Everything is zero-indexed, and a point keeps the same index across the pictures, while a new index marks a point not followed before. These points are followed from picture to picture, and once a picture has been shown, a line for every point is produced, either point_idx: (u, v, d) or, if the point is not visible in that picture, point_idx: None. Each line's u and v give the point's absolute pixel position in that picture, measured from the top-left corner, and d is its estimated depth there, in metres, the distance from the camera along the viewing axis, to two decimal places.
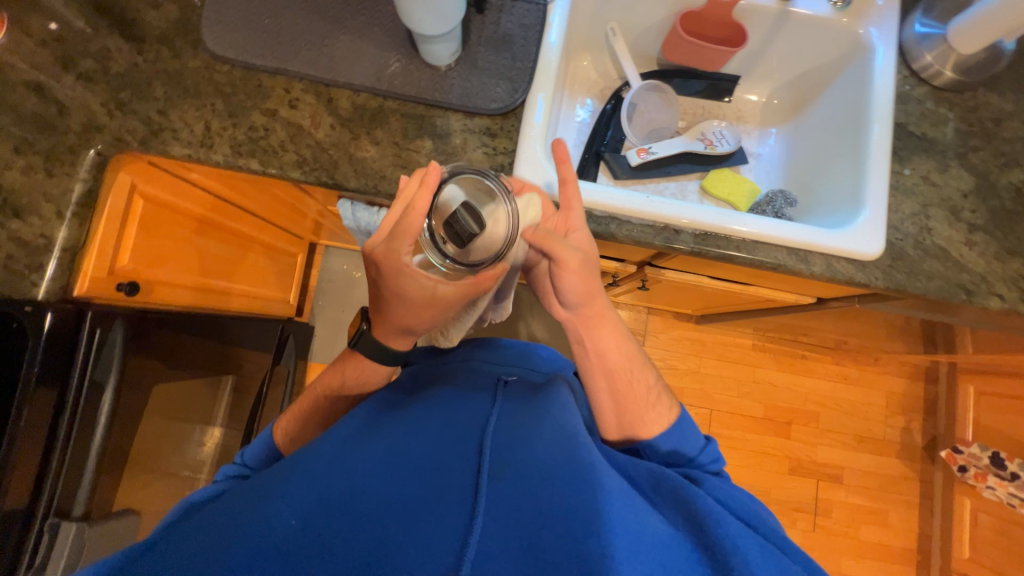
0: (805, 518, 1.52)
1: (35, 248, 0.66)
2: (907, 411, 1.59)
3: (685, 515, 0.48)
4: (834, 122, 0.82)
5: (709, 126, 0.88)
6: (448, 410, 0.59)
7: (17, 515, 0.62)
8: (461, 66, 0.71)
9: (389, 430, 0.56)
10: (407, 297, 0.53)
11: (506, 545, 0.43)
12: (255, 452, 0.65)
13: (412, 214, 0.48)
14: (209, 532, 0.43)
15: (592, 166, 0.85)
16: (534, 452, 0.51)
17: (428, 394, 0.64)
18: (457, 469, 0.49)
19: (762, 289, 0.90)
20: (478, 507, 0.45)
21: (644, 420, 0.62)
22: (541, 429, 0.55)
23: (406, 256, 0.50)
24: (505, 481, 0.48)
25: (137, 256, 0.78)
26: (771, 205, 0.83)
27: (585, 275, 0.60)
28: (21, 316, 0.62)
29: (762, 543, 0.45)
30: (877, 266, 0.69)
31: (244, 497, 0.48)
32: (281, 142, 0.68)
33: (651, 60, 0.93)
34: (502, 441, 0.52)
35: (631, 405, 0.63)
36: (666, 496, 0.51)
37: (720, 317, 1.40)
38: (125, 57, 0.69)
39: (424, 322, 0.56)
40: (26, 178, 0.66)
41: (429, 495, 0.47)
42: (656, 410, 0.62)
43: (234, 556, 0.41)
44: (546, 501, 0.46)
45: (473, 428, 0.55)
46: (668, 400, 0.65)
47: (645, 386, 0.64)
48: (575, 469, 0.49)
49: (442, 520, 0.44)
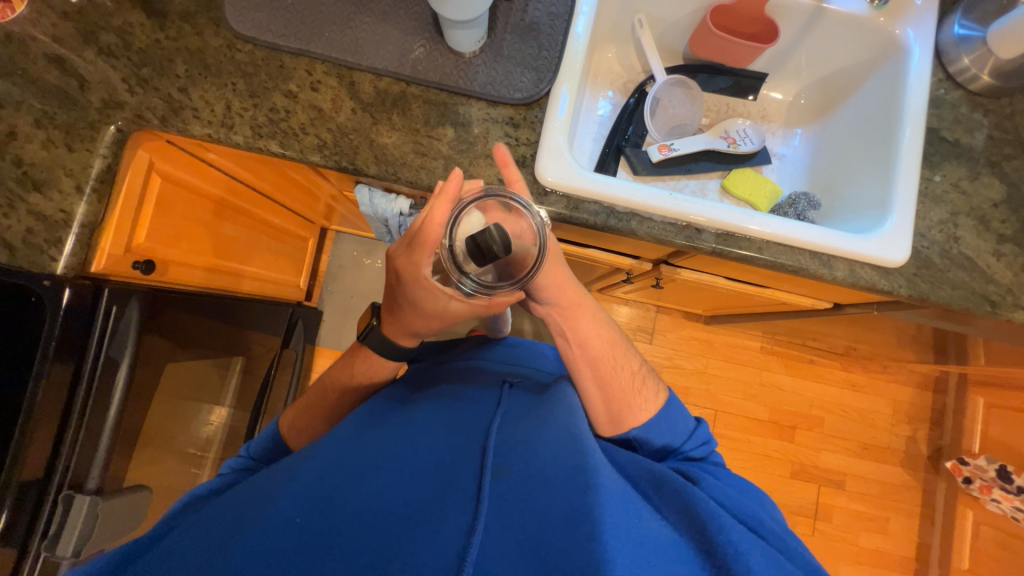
0: (805, 522, 1.52)
1: (54, 223, 0.65)
2: (914, 421, 1.58)
3: (687, 517, 0.48)
4: (864, 124, 0.80)
5: (733, 124, 0.86)
6: (452, 411, 0.59)
7: (31, 486, 0.63)
8: (486, 53, 0.69)
9: (392, 429, 0.56)
10: (418, 305, 0.53)
11: (509, 549, 0.42)
12: (261, 446, 0.64)
13: (431, 225, 0.47)
14: (213, 525, 0.43)
15: (612, 161, 0.84)
16: (537, 454, 0.51)
17: (432, 393, 0.64)
18: (462, 467, 0.49)
19: (777, 292, 0.89)
20: (481, 507, 0.44)
21: (633, 407, 0.61)
22: (543, 431, 0.54)
23: (425, 270, 0.49)
24: (508, 485, 0.47)
25: (153, 234, 0.78)
26: (794, 206, 0.81)
27: (553, 266, 0.61)
28: (40, 289, 0.62)
29: (768, 551, 0.44)
30: (902, 274, 0.68)
31: (249, 494, 0.48)
32: (301, 124, 0.67)
33: (676, 54, 0.91)
34: (506, 442, 0.52)
35: (620, 393, 0.62)
36: (667, 497, 0.51)
37: (731, 318, 1.39)
38: (147, 32, 0.68)
39: (428, 328, 0.57)
40: (48, 152, 0.65)
41: (434, 494, 0.46)
42: (644, 394, 0.62)
43: (240, 552, 0.40)
44: (551, 505, 0.46)
45: (477, 428, 0.55)
46: (655, 385, 0.65)
47: (630, 370, 0.64)
48: (578, 471, 0.49)
49: (445, 518, 0.43)
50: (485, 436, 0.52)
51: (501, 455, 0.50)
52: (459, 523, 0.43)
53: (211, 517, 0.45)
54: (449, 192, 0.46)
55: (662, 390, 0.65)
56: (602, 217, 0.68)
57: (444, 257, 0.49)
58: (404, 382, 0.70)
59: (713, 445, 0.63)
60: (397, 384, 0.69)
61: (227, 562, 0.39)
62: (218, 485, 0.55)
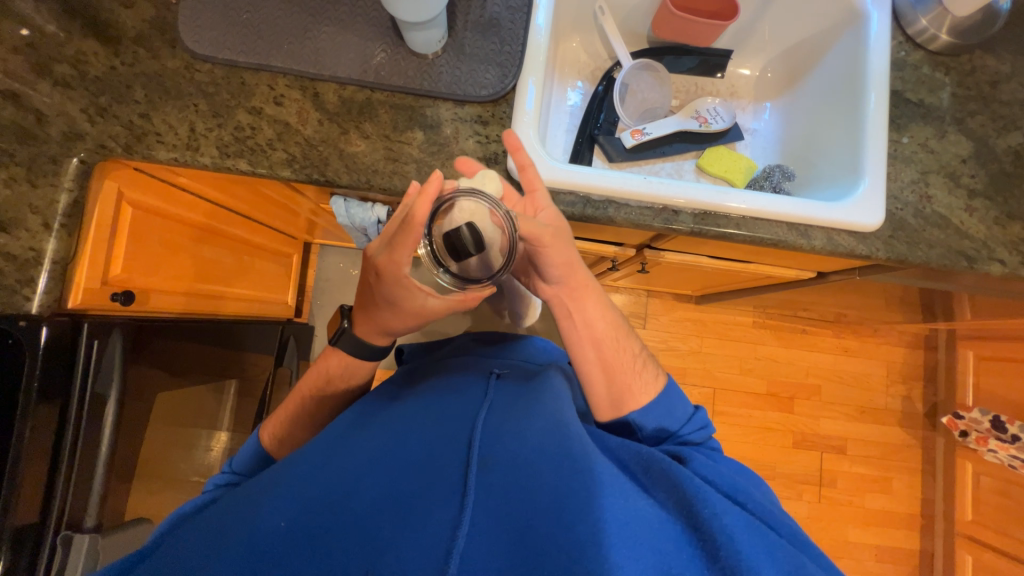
0: (811, 489, 1.54)
1: (25, 262, 0.64)
2: (908, 380, 1.60)
3: (675, 495, 0.48)
4: (830, 93, 0.81)
5: (703, 104, 0.87)
6: (440, 405, 0.58)
7: (27, 529, 0.62)
8: (448, 53, 0.69)
9: (379, 429, 0.55)
10: (395, 302, 0.54)
11: (495, 541, 0.42)
12: (242, 459, 0.64)
13: (413, 222, 0.45)
14: (203, 537, 0.44)
15: (587, 150, 0.84)
16: (524, 443, 0.51)
17: (420, 390, 0.63)
18: (449, 460, 0.49)
19: (760, 266, 0.90)
20: (466, 500, 0.44)
21: (633, 389, 0.62)
22: (530, 419, 0.54)
23: (405, 268, 0.50)
24: (494, 475, 0.47)
25: (130, 264, 0.77)
26: (769, 179, 0.82)
27: (560, 247, 0.59)
28: (17, 332, 0.61)
29: (749, 519, 0.46)
30: (878, 237, 0.69)
31: (238, 501, 0.48)
32: (268, 140, 0.66)
33: (641, 38, 0.91)
34: (492, 434, 0.52)
35: (620, 374, 0.62)
36: (655, 477, 0.51)
37: (720, 296, 1.40)
38: (102, 60, 0.67)
39: (403, 325, 0.59)
40: (11, 191, 0.64)
41: (420, 489, 0.46)
42: (642, 377, 0.63)
43: (225, 560, 0.41)
44: (537, 491, 0.46)
45: (463, 422, 0.54)
46: (655, 369, 0.65)
47: (632, 354, 0.64)
48: (564, 456, 0.48)
49: (431, 514, 0.44)
50: (471, 429, 0.52)
51: (487, 448, 0.50)
52: (446, 517, 0.43)
53: (201, 529, 0.45)
54: (431, 194, 0.44)
55: (660, 376, 0.65)
56: (579, 208, 0.68)
57: (424, 255, 0.50)
58: (392, 384, 0.69)
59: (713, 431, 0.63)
60: (387, 385, 0.68)
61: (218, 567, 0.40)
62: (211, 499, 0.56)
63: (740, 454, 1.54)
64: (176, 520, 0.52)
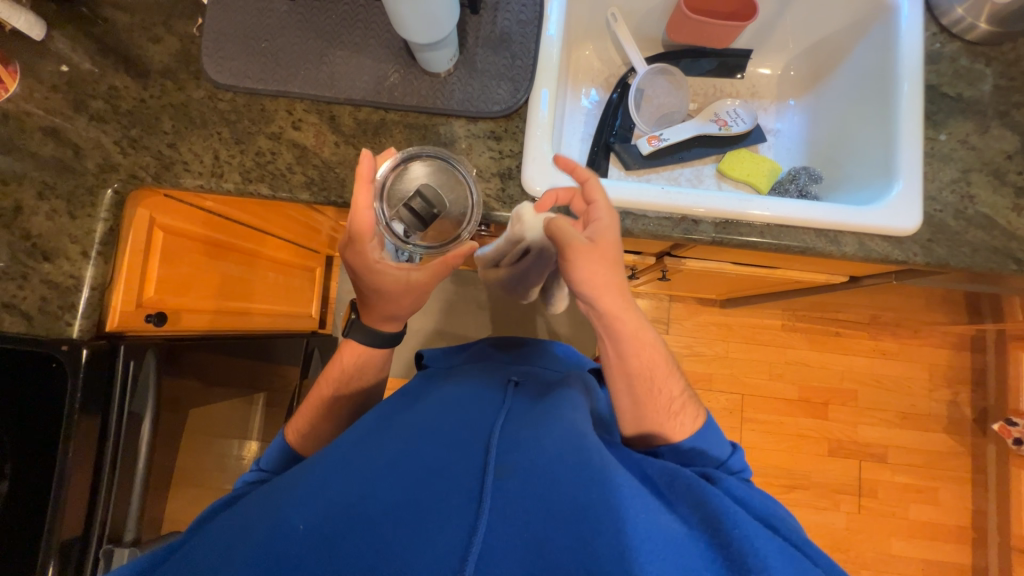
0: (849, 499, 1.46)
1: (66, 289, 0.67)
2: (954, 384, 1.51)
3: (700, 511, 0.47)
4: (859, 91, 0.77)
5: (722, 106, 0.84)
6: (457, 411, 0.57)
7: (73, 544, 0.65)
8: (460, 70, 0.69)
9: (397, 431, 0.54)
10: (385, 290, 0.61)
11: (510, 547, 0.41)
12: (270, 457, 0.63)
13: (357, 207, 0.56)
14: (221, 540, 0.43)
15: (602, 159, 0.82)
16: (540, 451, 0.49)
17: (437, 395, 0.63)
18: (466, 467, 0.48)
19: (788, 271, 0.87)
20: (482, 506, 0.43)
21: (668, 422, 0.59)
22: (549, 427, 0.52)
23: (372, 253, 0.59)
24: (511, 483, 0.45)
25: (162, 285, 0.80)
26: (795, 182, 0.79)
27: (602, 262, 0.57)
28: (59, 355, 0.64)
29: (783, 546, 0.44)
30: (916, 241, 0.65)
31: (260, 503, 0.47)
32: (288, 164, 0.68)
33: (656, 42, 0.88)
34: (509, 443, 0.50)
35: (652, 411, 0.59)
36: (679, 492, 0.49)
37: (747, 301, 1.36)
38: (133, 93, 0.70)
39: (405, 309, 0.65)
40: (52, 223, 0.68)
41: (433, 492, 0.45)
42: (678, 420, 0.59)
43: (245, 557, 0.40)
44: (555, 502, 0.44)
45: (482, 428, 0.53)
46: (693, 409, 0.61)
47: (673, 389, 0.60)
48: (580, 469, 0.47)
49: (446, 520, 0.42)
50: (489, 435, 0.51)
51: (503, 455, 0.48)
52: (462, 524, 0.42)
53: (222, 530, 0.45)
54: (363, 174, 0.55)
55: (699, 412, 0.61)
56: None
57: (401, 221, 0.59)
58: (410, 389, 0.68)
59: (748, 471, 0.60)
60: (402, 391, 0.68)
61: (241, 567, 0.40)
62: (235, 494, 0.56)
63: (772, 463, 1.49)
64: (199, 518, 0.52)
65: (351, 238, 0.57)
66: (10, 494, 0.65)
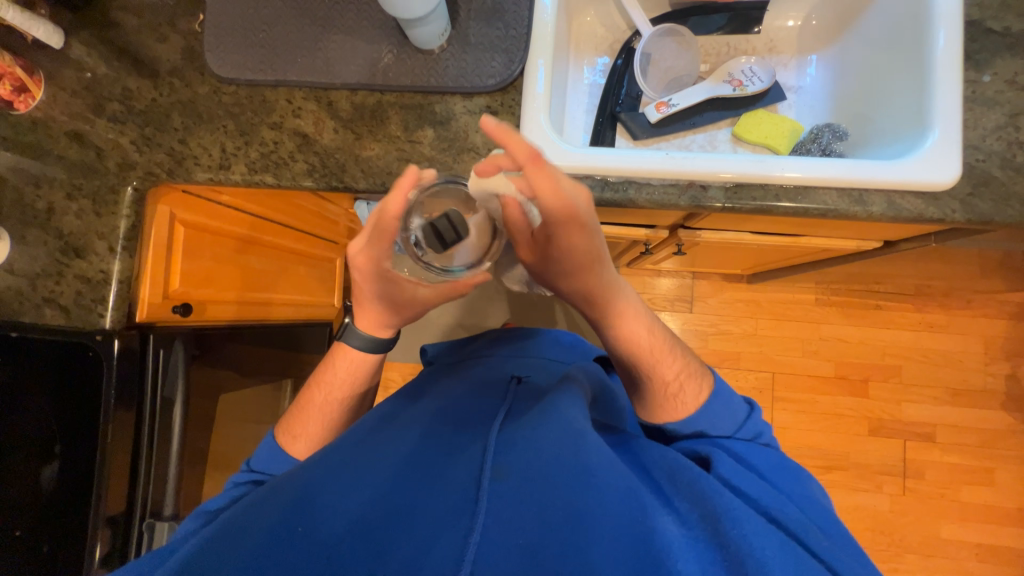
0: (892, 481, 1.38)
1: (97, 283, 0.72)
2: (1012, 357, 1.40)
3: (699, 508, 0.45)
4: (889, 34, 0.70)
5: (737, 65, 0.79)
6: (456, 414, 0.57)
7: (119, 518, 0.70)
8: (453, 45, 0.68)
9: (397, 434, 0.54)
10: (388, 295, 0.58)
11: (506, 551, 0.39)
12: (264, 458, 0.66)
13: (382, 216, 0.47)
14: (221, 536, 0.43)
15: (608, 129, 0.79)
16: (538, 452, 0.47)
17: (436, 398, 0.63)
18: (461, 471, 0.47)
19: (813, 239, 0.82)
20: (478, 509, 0.42)
21: (669, 403, 0.58)
22: (546, 424, 0.50)
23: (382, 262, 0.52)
24: (507, 483, 0.44)
25: (187, 278, 0.85)
26: (817, 141, 0.73)
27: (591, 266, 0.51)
28: (96, 345, 0.70)
29: (784, 543, 0.42)
30: (954, 197, 0.59)
31: (261, 497, 0.48)
32: (290, 153, 0.69)
33: (662, 3, 0.82)
34: (506, 442, 0.49)
35: (652, 396, 0.59)
36: (680, 487, 0.48)
37: (776, 274, 1.29)
38: (145, 93, 0.73)
39: (405, 316, 0.63)
40: (82, 221, 0.72)
41: (428, 495, 0.44)
42: (679, 399, 0.58)
43: (241, 555, 0.40)
44: (552, 506, 0.42)
45: (479, 429, 0.53)
46: (698, 384, 0.59)
47: (670, 370, 0.58)
48: (576, 469, 0.45)
49: (441, 522, 0.41)
50: (486, 437, 0.50)
51: (500, 455, 0.47)
52: (457, 529, 0.41)
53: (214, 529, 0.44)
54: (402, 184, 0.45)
55: (706, 384, 0.59)
56: (597, 192, 0.65)
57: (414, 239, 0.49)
58: (410, 389, 0.68)
59: (767, 433, 0.58)
60: (403, 392, 0.68)
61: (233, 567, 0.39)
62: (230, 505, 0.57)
63: (807, 443, 1.42)
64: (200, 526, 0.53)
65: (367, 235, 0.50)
66: (62, 472, 0.71)
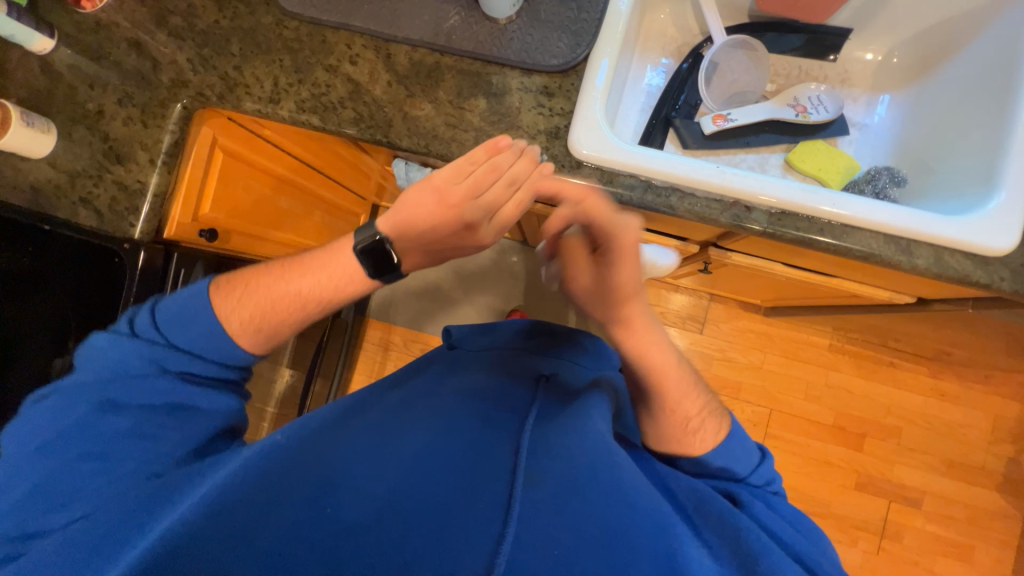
0: (869, 538, 1.37)
1: (133, 192, 0.73)
2: (1018, 440, 1.36)
3: (731, 544, 0.46)
4: (972, 86, 0.67)
5: (804, 91, 0.77)
6: (486, 407, 0.57)
7: None
8: (522, 18, 0.67)
9: (424, 422, 0.54)
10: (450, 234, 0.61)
11: (540, 555, 0.40)
12: (192, 336, 0.56)
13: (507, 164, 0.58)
14: (251, 497, 0.44)
15: (659, 132, 0.78)
16: (572, 462, 0.49)
17: (466, 383, 0.63)
18: (493, 468, 0.47)
19: (845, 282, 0.80)
20: (512, 512, 0.42)
21: (687, 439, 0.57)
22: (581, 438, 0.52)
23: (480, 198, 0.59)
24: (541, 491, 0.45)
25: (217, 205, 0.86)
26: (873, 183, 0.71)
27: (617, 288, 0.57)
28: (122, 251, 0.74)
29: None
30: (1006, 265, 0.57)
31: (288, 462, 0.48)
32: (340, 98, 0.68)
33: (740, 11, 0.80)
34: (540, 449, 0.50)
35: (671, 428, 0.58)
36: (710, 522, 0.49)
37: (795, 311, 1.27)
38: (209, 14, 0.72)
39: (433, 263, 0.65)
40: (128, 129, 0.73)
41: (462, 491, 0.45)
42: (697, 436, 0.57)
43: (282, 523, 0.42)
44: (588, 521, 0.43)
45: (507, 429, 0.53)
46: (716, 423, 0.58)
47: (692, 407, 0.58)
48: (609, 486, 0.47)
49: (475, 516, 0.42)
50: (519, 438, 0.51)
51: (534, 461, 0.48)
52: (489, 527, 0.41)
53: (234, 481, 0.46)
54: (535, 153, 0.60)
55: (723, 423, 0.59)
56: (638, 193, 0.63)
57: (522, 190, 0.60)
58: (432, 372, 0.68)
59: (776, 482, 0.58)
60: (430, 372, 0.69)
61: (271, 541, 0.40)
62: (139, 424, 0.50)
63: (790, 485, 1.41)
64: (105, 454, 0.48)
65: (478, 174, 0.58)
66: None
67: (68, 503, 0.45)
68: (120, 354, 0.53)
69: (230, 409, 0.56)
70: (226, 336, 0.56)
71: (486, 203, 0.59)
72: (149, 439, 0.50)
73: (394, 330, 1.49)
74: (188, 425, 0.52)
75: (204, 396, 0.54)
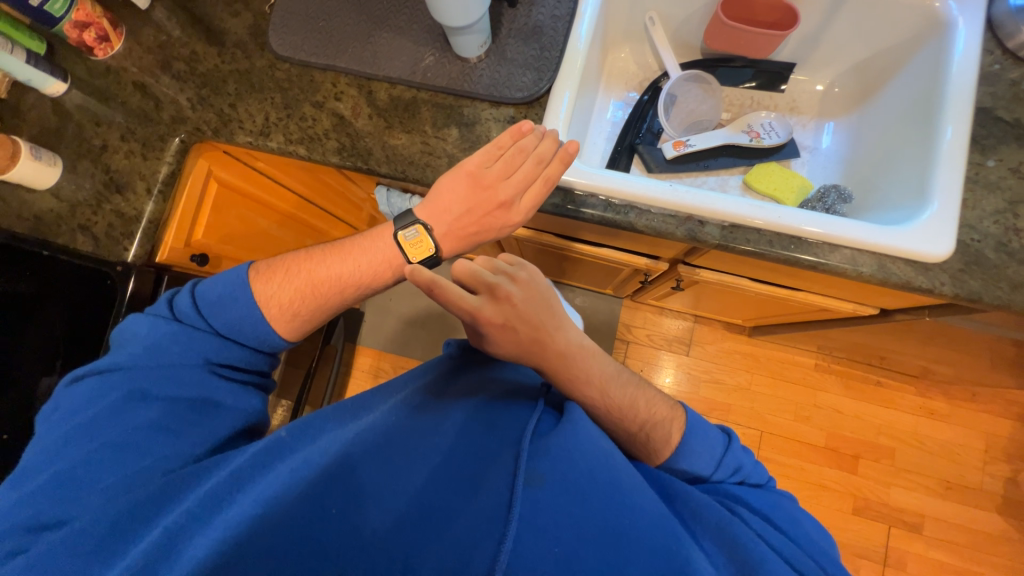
0: (870, 567, 1.32)
1: (129, 219, 0.78)
2: (1013, 460, 1.35)
3: (727, 550, 0.46)
4: (904, 110, 0.73)
5: (757, 118, 0.82)
6: (489, 404, 0.56)
7: None
8: (490, 57, 0.73)
9: (429, 425, 0.53)
10: (483, 212, 0.65)
11: (539, 555, 0.41)
12: (221, 321, 0.59)
13: (527, 145, 0.63)
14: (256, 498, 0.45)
15: (624, 158, 0.83)
16: (572, 464, 0.48)
17: (467, 375, 0.61)
18: (495, 475, 0.47)
19: (810, 295, 0.83)
20: (512, 516, 0.43)
21: (651, 443, 0.59)
22: (578, 439, 0.50)
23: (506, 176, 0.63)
24: (541, 493, 0.45)
25: (210, 231, 0.91)
26: (823, 201, 0.76)
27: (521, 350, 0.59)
28: (114, 273, 0.79)
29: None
30: (945, 270, 0.60)
31: (288, 468, 0.48)
32: (325, 130, 0.74)
33: (694, 50, 0.88)
34: (540, 451, 0.49)
35: (631, 438, 0.60)
36: (707, 527, 0.48)
37: (776, 330, 1.29)
38: (209, 58, 0.80)
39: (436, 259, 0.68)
40: (129, 161, 0.79)
41: (463, 496, 0.45)
42: (653, 445, 0.59)
43: (287, 531, 0.42)
44: (589, 517, 0.44)
45: (512, 431, 0.52)
46: (669, 415, 0.61)
47: (632, 420, 0.60)
48: (610, 486, 0.47)
49: (478, 522, 0.43)
50: (519, 442, 0.50)
51: (535, 462, 0.48)
52: (492, 531, 0.43)
53: (238, 483, 0.47)
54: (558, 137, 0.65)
55: (678, 418, 0.61)
56: (601, 211, 0.68)
57: (546, 166, 0.63)
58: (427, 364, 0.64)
59: (746, 468, 0.58)
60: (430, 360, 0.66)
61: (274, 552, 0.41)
62: (163, 416, 0.52)
63: None
64: (126, 442, 0.50)
65: (505, 156, 0.63)
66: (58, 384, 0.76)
67: (86, 489, 0.48)
68: (157, 337, 0.57)
69: (252, 408, 0.58)
70: (265, 321, 0.60)
71: (518, 181, 0.63)
72: (170, 433, 0.52)
73: (384, 357, 1.50)
74: (185, 430, 0.53)
75: (228, 391, 0.57)
